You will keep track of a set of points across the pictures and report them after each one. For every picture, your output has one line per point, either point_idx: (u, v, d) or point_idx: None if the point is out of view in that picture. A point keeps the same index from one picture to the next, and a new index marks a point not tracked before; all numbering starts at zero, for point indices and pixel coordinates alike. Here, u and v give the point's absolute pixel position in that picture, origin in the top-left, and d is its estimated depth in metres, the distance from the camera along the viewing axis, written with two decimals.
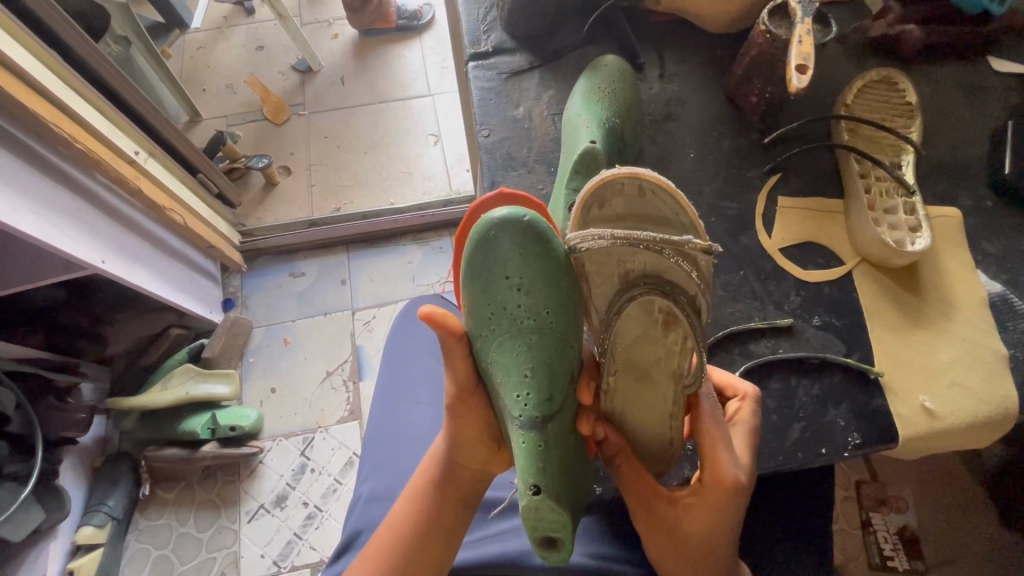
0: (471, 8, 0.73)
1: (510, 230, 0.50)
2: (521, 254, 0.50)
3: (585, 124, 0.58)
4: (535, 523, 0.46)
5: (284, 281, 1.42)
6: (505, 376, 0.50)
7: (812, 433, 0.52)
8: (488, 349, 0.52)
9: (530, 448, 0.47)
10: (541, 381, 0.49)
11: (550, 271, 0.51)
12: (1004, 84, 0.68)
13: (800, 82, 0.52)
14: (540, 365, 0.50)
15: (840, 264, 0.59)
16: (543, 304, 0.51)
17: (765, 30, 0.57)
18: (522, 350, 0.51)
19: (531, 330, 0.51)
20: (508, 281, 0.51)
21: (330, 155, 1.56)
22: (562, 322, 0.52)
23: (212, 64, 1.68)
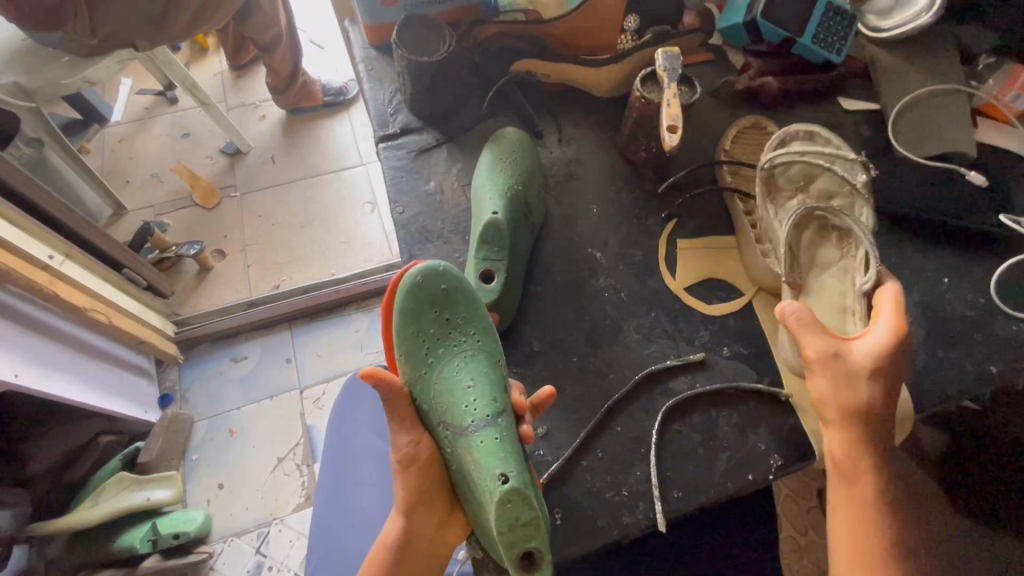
0: (378, 92, 0.78)
1: (428, 270, 0.53)
2: (443, 286, 0.53)
3: (490, 195, 0.61)
4: (510, 528, 0.41)
5: (223, 368, 1.37)
6: (450, 401, 0.49)
7: (737, 462, 0.55)
8: (429, 387, 0.52)
9: (488, 447, 0.45)
10: (485, 387, 0.49)
11: (471, 299, 0.53)
12: (856, 119, 0.78)
13: (672, 140, 0.58)
14: (481, 375, 0.50)
15: (740, 295, 0.64)
16: (471, 328, 0.53)
17: (639, 96, 0.63)
18: (462, 369, 0.51)
19: (467, 356, 0.52)
20: (436, 316, 0.53)
21: (265, 233, 1.55)
22: (493, 340, 0.53)
23: (135, 155, 1.67)
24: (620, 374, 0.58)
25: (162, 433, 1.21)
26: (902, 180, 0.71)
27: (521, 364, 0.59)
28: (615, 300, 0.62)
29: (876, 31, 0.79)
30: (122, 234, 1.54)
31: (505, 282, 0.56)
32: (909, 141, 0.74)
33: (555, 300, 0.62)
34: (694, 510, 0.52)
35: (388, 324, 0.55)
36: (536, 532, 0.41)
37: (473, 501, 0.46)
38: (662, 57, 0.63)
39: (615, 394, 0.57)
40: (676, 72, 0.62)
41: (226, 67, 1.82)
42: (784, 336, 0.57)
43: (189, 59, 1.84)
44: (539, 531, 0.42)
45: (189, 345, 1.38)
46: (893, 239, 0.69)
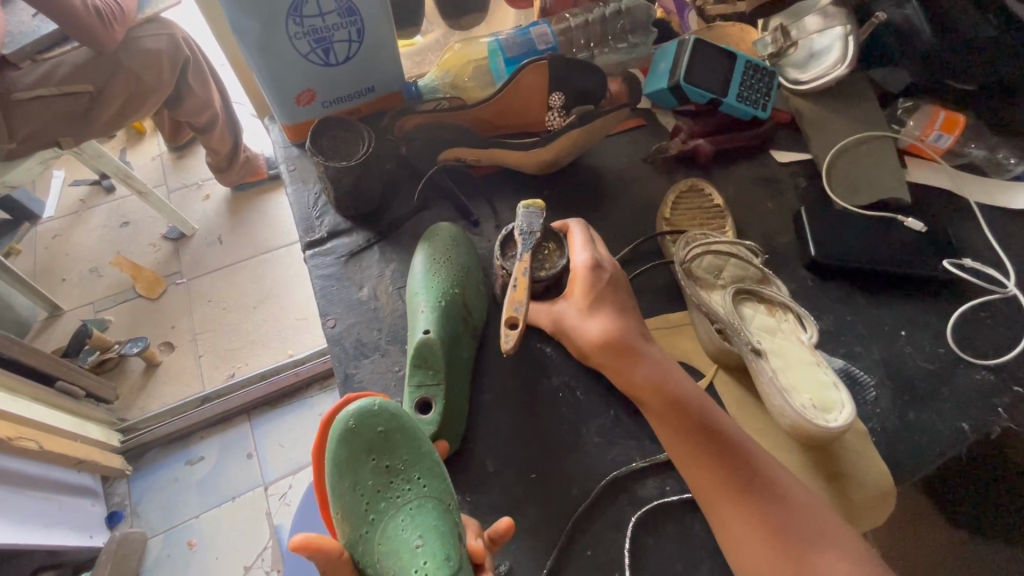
0: (302, 193, 0.74)
1: (359, 414, 0.47)
2: (379, 434, 0.47)
3: (423, 304, 0.57)
4: None
5: (179, 473, 1.26)
6: (397, 566, 0.43)
7: (720, 570, 0.50)
8: (372, 547, 0.45)
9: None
10: (435, 545, 0.43)
11: (413, 437, 0.47)
12: (790, 171, 0.79)
13: (506, 342, 0.50)
14: (429, 528, 0.44)
15: (700, 375, 0.60)
16: (415, 474, 0.47)
17: (503, 271, 0.58)
18: (409, 525, 0.45)
19: (415, 506, 0.46)
20: (376, 464, 0.47)
21: (215, 321, 1.46)
22: (442, 483, 0.47)
23: (70, 250, 1.57)
24: (583, 485, 0.53)
25: (111, 557, 1.10)
26: (844, 232, 0.70)
27: (474, 488, 0.54)
28: (570, 399, 0.58)
29: (796, 83, 0.81)
30: (58, 338, 1.43)
31: (444, 408, 0.52)
32: (843, 191, 0.74)
33: (506, 407, 0.57)
34: None
35: (322, 475, 0.49)
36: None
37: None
38: (520, 217, 0.58)
39: (578, 510, 0.52)
40: (532, 235, 0.56)
41: (165, 149, 1.74)
42: (770, 386, 0.53)
43: (125, 145, 1.75)
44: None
45: (137, 453, 1.27)
46: (844, 295, 0.68)
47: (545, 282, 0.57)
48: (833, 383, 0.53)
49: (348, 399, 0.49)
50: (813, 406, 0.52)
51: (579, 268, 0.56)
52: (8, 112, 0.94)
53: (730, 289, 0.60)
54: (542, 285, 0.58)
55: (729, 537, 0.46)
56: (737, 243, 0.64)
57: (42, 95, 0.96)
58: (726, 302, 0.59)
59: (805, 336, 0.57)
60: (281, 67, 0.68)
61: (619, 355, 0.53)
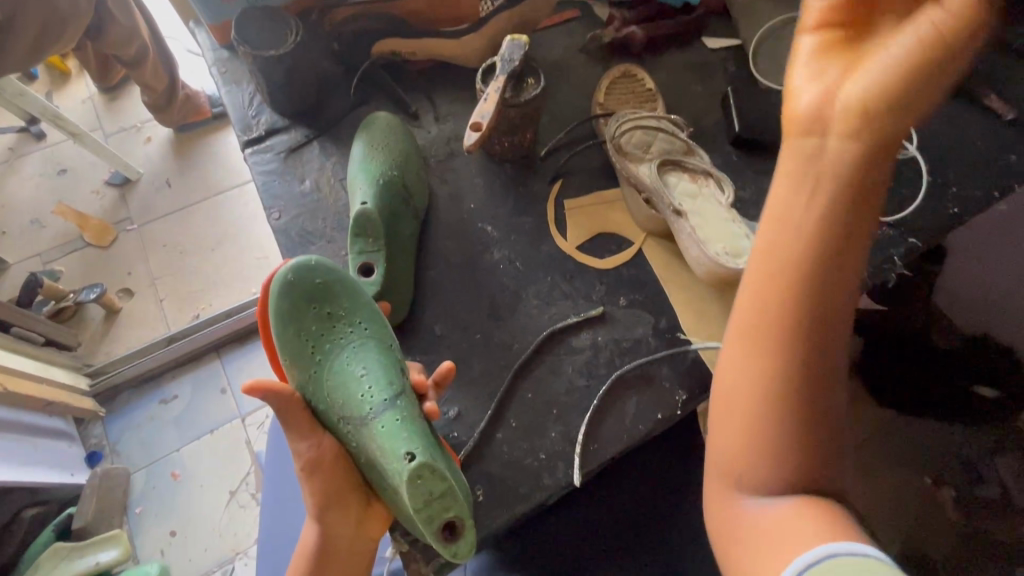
0: (236, 95, 0.73)
1: (297, 268, 0.52)
2: (321, 283, 0.53)
3: (362, 184, 0.60)
4: (426, 503, 0.41)
5: (154, 411, 1.28)
6: (346, 395, 0.49)
7: (647, 404, 0.56)
8: (323, 386, 0.51)
9: (389, 431, 0.45)
10: (379, 373, 0.50)
11: (351, 289, 0.53)
12: (720, 56, 0.81)
13: (467, 141, 0.57)
14: (372, 363, 0.51)
15: (630, 244, 0.65)
16: (355, 319, 0.53)
17: (478, 91, 0.62)
18: (354, 361, 0.51)
19: (356, 347, 0.52)
20: (317, 313, 0.53)
21: (172, 264, 1.44)
22: (380, 327, 0.53)
23: (7, 202, 1.50)
24: (523, 341, 0.59)
25: (95, 495, 1.13)
26: (766, 110, 0.74)
27: (422, 350, 0.58)
28: (511, 270, 0.62)
29: None
30: (8, 290, 1.39)
31: (387, 273, 0.56)
32: (768, 71, 0.77)
33: (451, 280, 0.61)
34: (611, 460, 0.54)
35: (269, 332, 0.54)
36: (454, 500, 0.41)
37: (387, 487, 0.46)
38: (505, 45, 0.61)
39: (518, 362, 0.57)
40: (512, 61, 0.60)
41: (95, 90, 1.64)
42: (688, 240, 0.58)
43: (49, 87, 1.64)
44: (454, 496, 0.41)
45: (110, 396, 1.28)
46: (766, 167, 0.72)
47: (515, 107, 0.61)
48: (744, 234, 0.59)
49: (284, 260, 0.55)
50: (725, 252, 0.57)
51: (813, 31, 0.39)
52: None
53: (656, 160, 0.63)
54: (515, 114, 0.62)
55: (726, 420, 0.39)
56: (661, 122, 0.68)
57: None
58: (651, 171, 0.62)
59: (723, 198, 0.62)
60: None
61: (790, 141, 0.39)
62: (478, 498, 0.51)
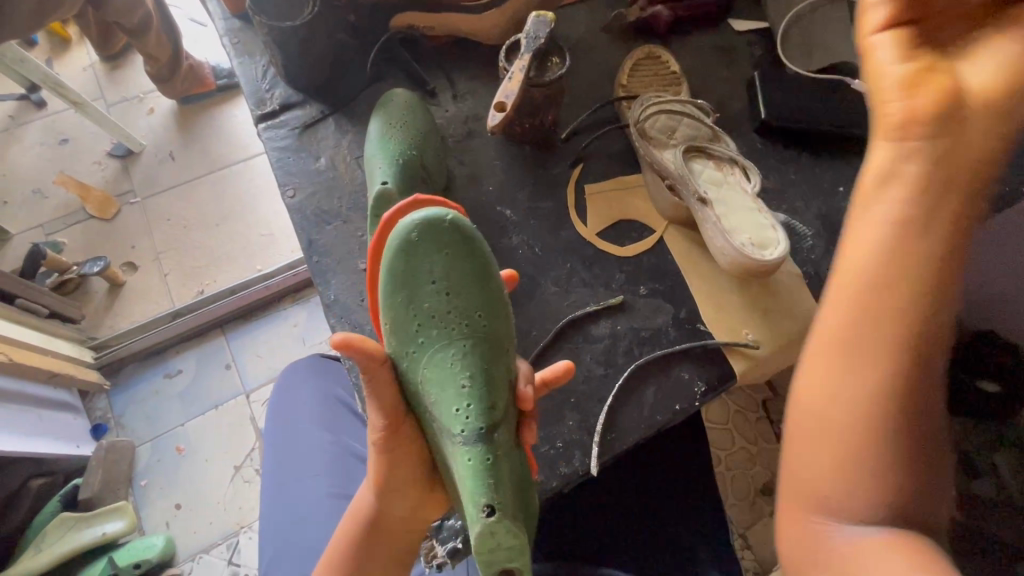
0: (249, 67, 0.71)
1: (432, 229, 0.50)
2: (445, 256, 0.50)
3: (380, 163, 0.58)
4: (489, 552, 0.40)
5: (159, 385, 1.28)
6: (440, 395, 0.47)
7: (665, 394, 0.56)
8: (419, 367, 0.49)
9: (478, 461, 0.43)
10: (481, 391, 0.46)
11: (481, 277, 0.50)
12: (747, 39, 0.78)
13: (491, 121, 0.57)
14: (476, 371, 0.47)
15: (651, 231, 0.64)
16: (467, 308, 0.50)
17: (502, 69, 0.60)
18: (457, 357, 0.48)
19: (467, 343, 0.49)
20: (438, 281, 0.50)
21: (177, 239, 1.42)
22: (494, 327, 0.50)
23: (9, 171, 1.47)
24: (541, 328, 0.58)
25: (102, 466, 1.15)
26: (793, 96, 0.72)
27: None
28: (529, 255, 0.61)
29: None
30: (11, 261, 1.37)
31: None
32: (796, 56, 0.75)
33: None
34: (627, 450, 0.53)
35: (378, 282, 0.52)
36: (520, 558, 0.40)
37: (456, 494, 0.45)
38: (529, 23, 0.59)
39: (535, 349, 0.57)
40: (537, 40, 0.58)
41: (96, 58, 1.60)
42: (713, 230, 0.57)
43: (50, 54, 1.61)
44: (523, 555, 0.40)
45: (114, 369, 1.28)
46: (791, 156, 0.70)
47: (539, 87, 0.60)
48: (770, 225, 0.57)
49: (415, 204, 0.52)
50: (750, 243, 0.56)
51: (900, 58, 0.39)
52: None
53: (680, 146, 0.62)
54: (538, 95, 0.60)
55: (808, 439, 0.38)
56: (687, 107, 0.66)
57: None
58: (676, 158, 0.61)
59: (749, 186, 0.61)
60: None
61: (883, 172, 0.39)
62: None
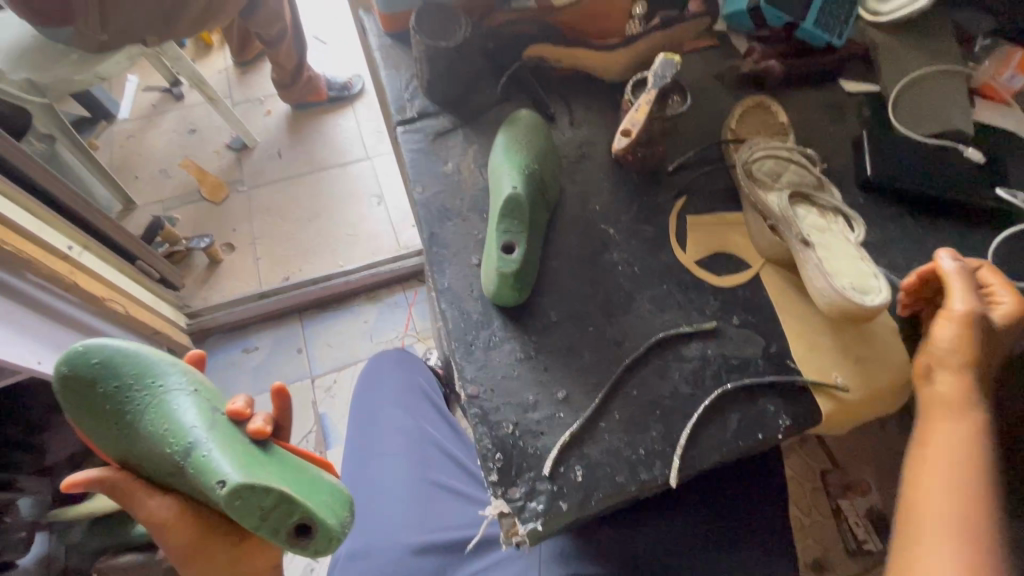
0: (394, 78, 0.80)
1: (69, 362, 0.62)
2: (100, 372, 0.62)
3: (507, 171, 0.65)
4: (257, 514, 0.50)
5: (237, 358, 1.37)
6: (164, 453, 0.59)
7: (748, 422, 0.57)
8: (145, 456, 0.61)
9: (202, 465, 0.54)
10: (175, 428, 0.59)
11: (124, 364, 0.63)
12: (858, 100, 0.81)
13: (617, 144, 0.67)
14: (171, 417, 0.60)
15: (748, 267, 0.66)
16: (150, 388, 0.62)
17: (628, 102, 0.68)
18: (156, 423, 0.60)
19: (159, 405, 0.61)
20: (105, 392, 0.62)
21: (275, 227, 1.55)
22: (177, 380, 0.63)
23: (144, 151, 1.67)
24: (634, 341, 0.61)
25: None
26: (902, 157, 0.73)
27: (538, 333, 0.62)
28: (629, 273, 0.65)
29: (877, 15, 0.82)
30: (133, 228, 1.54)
31: (524, 254, 0.61)
32: (907, 120, 0.76)
33: (571, 273, 0.65)
34: (705, 469, 0.55)
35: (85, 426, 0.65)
36: (284, 504, 0.50)
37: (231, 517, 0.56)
38: (656, 64, 0.63)
39: (627, 359, 0.60)
40: (663, 80, 0.63)
41: (232, 64, 1.82)
42: (814, 271, 0.59)
43: (195, 56, 1.84)
44: (286, 508, 0.50)
45: (201, 336, 1.37)
46: (894, 214, 0.71)
47: (663, 121, 0.65)
48: (874, 274, 0.59)
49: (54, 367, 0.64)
50: (852, 288, 0.57)
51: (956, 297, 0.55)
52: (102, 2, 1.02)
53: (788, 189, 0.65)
54: (659, 127, 0.66)
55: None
56: (796, 154, 0.69)
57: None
58: (782, 200, 0.63)
59: (852, 236, 0.63)
60: None
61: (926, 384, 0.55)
62: (577, 478, 0.54)
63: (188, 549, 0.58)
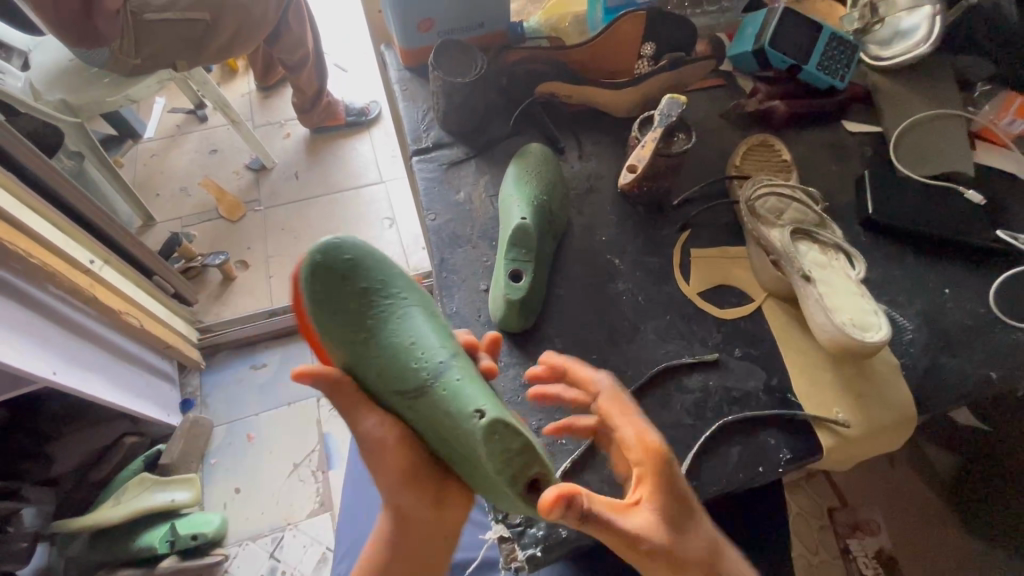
0: (411, 109, 0.84)
1: (327, 246, 0.55)
2: (352, 265, 0.56)
3: (517, 202, 0.67)
4: (519, 451, 0.44)
5: (245, 374, 1.37)
6: (397, 367, 0.52)
7: (749, 455, 0.58)
8: (367, 370, 0.53)
9: (456, 390, 0.49)
10: (427, 341, 0.53)
11: (379, 262, 0.57)
12: (860, 141, 0.83)
13: (624, 178, 0.71)
14: (419, 329, 0.54)
15: (750, 301, 0.67)
16: (405, 294, 0.57)
17: (634, 138, 0.71)
18: (398, 334, 0.54)
19: (397, 315, 0.55)
20: (353, 290, 0.55)
21: (289, 246, 1.59)
22: (423, 299, 0.58)
23: (166, 169, 1.72)
24: (637, 370, 0.62)
25: (183, 436, 1.20)
26: (904, 196, 0.75)
27: (543, 358, 0.63)
28: (633, 303, 0.67)
29: (877, 59, 0.85)
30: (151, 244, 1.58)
31: (532, 282, 0.63)
32: (909, 161, 0.78)
33: (577, 301, 0.67)
34: (705, 500, 0.55)
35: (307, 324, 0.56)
36: (532, 456, 0.45)
37: (459, 457, 0.49)
38: (663, 103, 0.67)
39: (630, 387, 0.61)
40: (669, 118, 0.66)
41: (255, 88, 1.89)
42: (815, 306, 0.60)
43: (220, 81, 1.91)
44: (532, 452, 0.45)
45: (211, 352, 1.39)
46: (896, 252, 0.73)
47: (668, 158, 0.67)
48: (873, 310, 0.60)
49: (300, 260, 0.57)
50: (851, 325, 0.58)
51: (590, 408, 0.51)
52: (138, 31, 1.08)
53: (789, 226, 0.66)
54: (665, 164, 0.68)
55: None
56: (799, 191, 0.71)
57: (168, 19, 1.08)
58: (784, 237, 0.65)
59: (853, 273, 0.64)
60: None
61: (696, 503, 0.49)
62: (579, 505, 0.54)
63: (404, 481, 0.48)
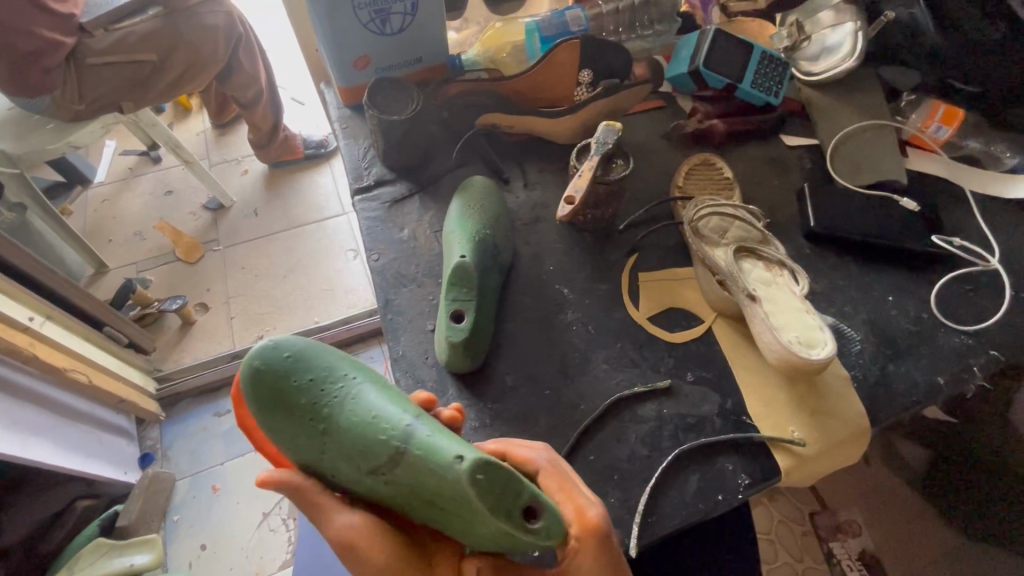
0: (353, 147, 0.83)
1: (263, 354, 0.56)
2: (292, 360, 0.56)
3: (458, 239, 0.66)
4: (501, 484, 0.43)
5: (207, 423, 1.30)
6: (365, 440, 0.50)
7: (708, 483, 0.56)
8: (335, 455, 0.52)
9: (429, 444, 0.47)
10: (384, 406, 0.52)
11: (317, 351, 0.58)
12: (798, 154, 0.85)
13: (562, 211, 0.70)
14: (374, 398, 0.53)
15: (700, 322, 0.67)
16: (349, 371, 0.57)
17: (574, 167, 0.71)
18: (354, 409, 0.53)
19: (353, 392, 0.54)
20: (301, 385, 0.55)
21: (248, 285, 1.54)
22: (373, 371, 0.58)
23: (118, 214, 1.67)
24: (590, 403, 0.61)
25: (142, 494, 1.14)
26: (845, 207, 0.76)
27: (493, 398, 0.61)
28: (583, 333, 0.66)
29: (808, 75, 0.87)
30: (103, 292, 1.51)
31: (475, 322, 0.61)
32: (847, 172, 0.80)
33: (526, 335, 0.65)
34: (668, 534, 0.54)
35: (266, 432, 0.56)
36: (521, 485, 0.43)
37: (446, 516, 0.46)
38: (599, 131, 0.68)
39: (583, 422, 0.59)
40: (605, 145, 0.67)
41: (209, 126, 1.86)
42: (762, 326, 0.60)
43: (173, 120, 1.88)
44: (519, 482, 0.43)
45: (170, 403, 1.33)
46: (840, 262, 0.74)
47: (607, 185, 0.67)
48: (818, 326, 0.60)
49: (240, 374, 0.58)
50: (796, 345, 0.58)
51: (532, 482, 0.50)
52: (81, 77, 1.04)
53: (731, 246, 0.66)
54: (604, 191, 0.68)
55: None
56: (741, 209, 0.72)
57: (111, 62, 1.06)
58: (727, 257, 0.65)
59: (797, 288, 0.64)
60: (343, 35, 0.76)
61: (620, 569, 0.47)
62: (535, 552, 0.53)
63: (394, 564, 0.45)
